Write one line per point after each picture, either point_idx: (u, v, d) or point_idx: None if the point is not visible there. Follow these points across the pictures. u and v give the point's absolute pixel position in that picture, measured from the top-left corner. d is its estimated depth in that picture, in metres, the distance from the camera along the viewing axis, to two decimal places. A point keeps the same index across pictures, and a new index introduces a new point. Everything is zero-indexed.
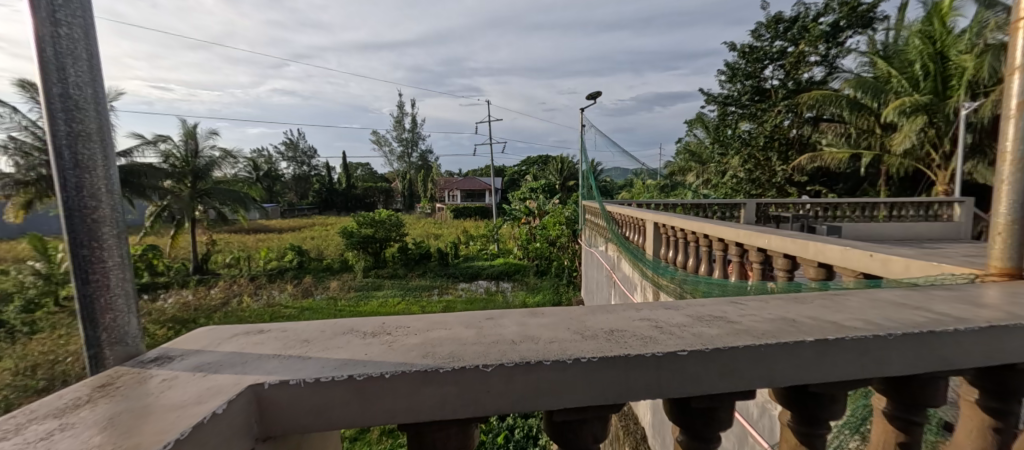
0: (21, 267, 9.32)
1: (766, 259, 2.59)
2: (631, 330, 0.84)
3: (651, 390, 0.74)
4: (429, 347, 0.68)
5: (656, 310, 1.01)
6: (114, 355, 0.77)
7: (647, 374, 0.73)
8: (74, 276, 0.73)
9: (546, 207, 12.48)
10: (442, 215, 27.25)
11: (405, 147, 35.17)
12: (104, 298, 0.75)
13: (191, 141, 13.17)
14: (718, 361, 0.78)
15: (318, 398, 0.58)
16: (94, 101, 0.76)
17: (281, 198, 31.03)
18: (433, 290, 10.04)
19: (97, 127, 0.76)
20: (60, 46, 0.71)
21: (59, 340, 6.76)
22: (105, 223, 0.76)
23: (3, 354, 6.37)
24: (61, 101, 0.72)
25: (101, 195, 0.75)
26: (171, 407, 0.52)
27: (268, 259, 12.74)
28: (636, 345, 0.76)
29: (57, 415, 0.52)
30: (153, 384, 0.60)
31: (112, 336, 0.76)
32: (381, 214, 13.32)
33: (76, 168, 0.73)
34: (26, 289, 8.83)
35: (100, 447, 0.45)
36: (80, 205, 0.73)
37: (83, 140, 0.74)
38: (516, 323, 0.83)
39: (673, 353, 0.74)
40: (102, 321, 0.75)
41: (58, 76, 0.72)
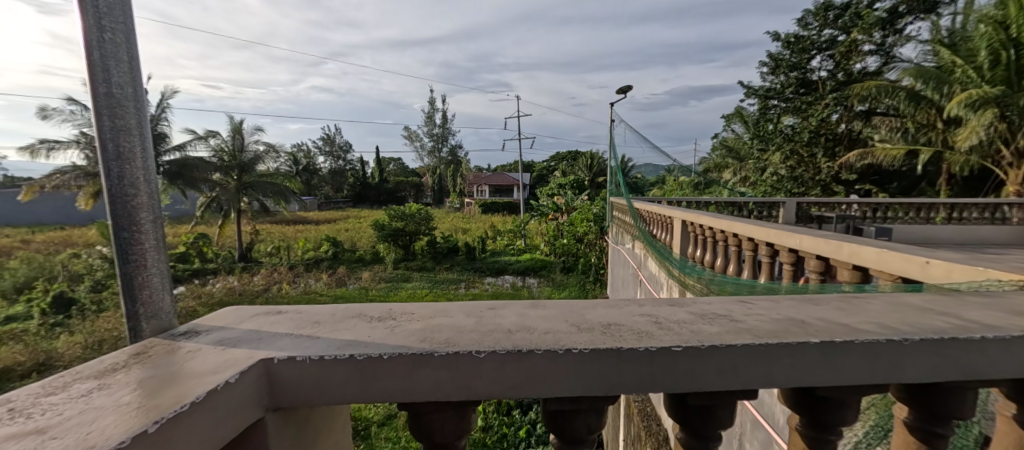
0: (91, 252, 10.12)
1: (798, 260, 2.50)
2: (630, 325, 0.85)
3: (643, 383, 0.76)
4: (428, 333, 0.73)
5: (659, 306, 1.02)
6: (150, 328, 0.85)
7: (640, 370, 0.75)
8: (116, 257, 0.82)
9: (574, 203, 12.37)
10: (471, 209, 27.53)
11: (436, 142, 35.76)
12: (143, 276, 0.84)
13: (238, 137, 13.89)
14: (713, 358, 0.78)
15: (323, 375, 0.63)
16: (134, 99, 0.84)
17: (319, 191, 32.03)
18: (461, 283, 10.16)
19: (137, 122, 0.85)
20: (104, 49, 0.80)
21: (121, 319, 7.31)
22: (144, 210, 0.84)
23: (75, 329, 6.99)
24: (105, 100, 0.81)
25: (140, 184, 0.84)
26: (194, 374, 0.59)
27: (305, 249, 13.29)
28: (631, 339, 0.78)
29: (98, 376, 0.60)
30: (181, 353, 0.67)
31: (149, 310, 0.85)
32: (411, 207, 13.60)
33: (119, 160, 0.82)
34: (95, 272, 9.65)
35: (131, 403, 0.51)
36: (122, 194, 0.82)
37: (124, 135, 0.82)
38: (516, 314, 0.86)
39: (668, 348, 0.76)
40: (141, 296, 0.84)
41: (103, 77, 0.80)
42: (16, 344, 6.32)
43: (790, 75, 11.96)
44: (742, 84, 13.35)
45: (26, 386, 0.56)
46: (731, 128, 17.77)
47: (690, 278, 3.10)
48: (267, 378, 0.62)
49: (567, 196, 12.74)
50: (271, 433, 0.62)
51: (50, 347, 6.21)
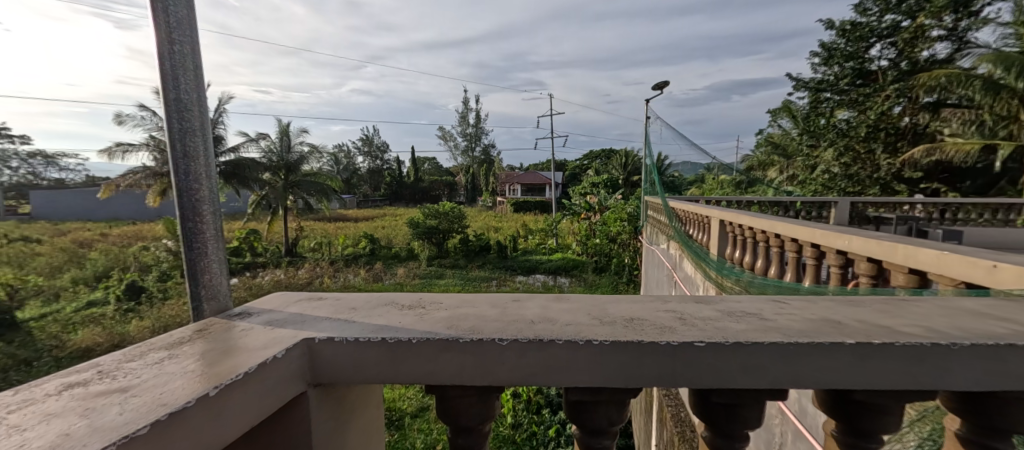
0: (158, 246, 10.93)
1: (847, 262, 2.39)
2: (653, 320, 0.87)
3: (665, 377, 0.76)
4: (455, 321, 0.77)
5: (686, 303, 1.02)
6: (211, 309, 0.94)
7: (662, 363, 0.75)
8: (183, 244, 0.91)
9: (607, 202, 12.23)
10: (503, 208, 27.67)
11: (469, 141, 36.27)
12: (203, 262, 0.93)
13: (285, 138, 14.56)
14: (737, 356, 0.77)
15: (359, 355, 0.69)
16: (198, 104, 0.93)
17: (358, 190, 33.09)
18: (492, 282, 10.23)
19: (201, 124, 0.93)
20: (175, 60, 0.89)
21: (183, 307, 7.85)
22: (205, 203, 0.93)
23: (143, 315, 7.57)
24: (175, 105, 0.90)
25: (202, 179, 0.92)
26: (247, 349, 0.66)
27: (345, 245, 13.79)
28: (653, 333, 0.79)
29: (170, 347, 0.68)
30: (237, 331, 0.75)
31: (209, 293, 0.94)
32: (445, 206, 13.86)
33: (186, 158, 0.91)
34: (161, 263, 10.41)
35: (196, 371, 0.58)
36: (189, 189, 0.91)
37: (190, 136, 0.91)
38: (540, 306, 0.90)
39: (690, 343, 0.76)
40: (202, 280, 0.93)
41: (173, 86, 0.90)
42: (95, 326, 6.90)
43: (846, 66, 11.33)
44: (790, 77, 12.77)
45: (111, 351, 0.64)
46: (779, 123, 17.03)
47: (728, 280, 3.00)
48: (310, 356, 0.68)
49: (600, 195, 12.61)
50: (312, 407, 0.68)
51: (123, 330, 6.75)
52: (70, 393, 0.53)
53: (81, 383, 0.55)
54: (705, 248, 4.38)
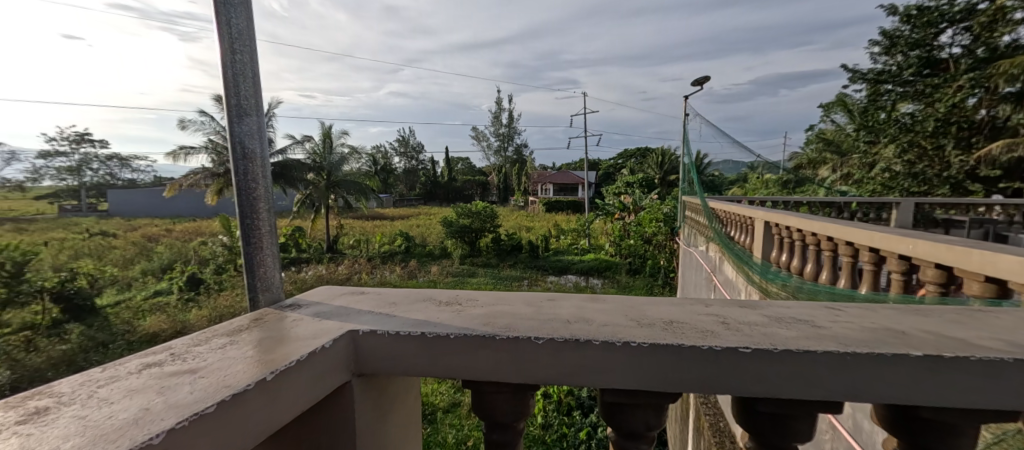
0: (214, 241, 11.63)
1: (911, 268, 2.09)
2: (691, 323, 0.84)
3: (707, 385, 0.71)
4: (491, 318, 0.79)
5: (728, 307, 0.98)
6: (265, 299, 1.01)
7: (702, 369, 0.71)
8: (242, 239, 0.98)
9: (642, 203, 12.00)
10: (536, 208, 27.66)
11: (502, 141, 36.49)
12: (259, 256, 0.99)
13: (327, 140, 15.13)
14: (783, 363, 0.70)
15: (401, 347, 0.72)
16: (256, 110, 1.00)
17: (395, 189, 33.96)
18: (524, 281, 10.25)
19: (258, 128, 1.00)
20: (236, 69, 0.95)
21: (236, 297, 8.30)
22: (261, 201, 0.99)
23: (202, 304, 8.05)
24: (236, 110, 0.97)
25: (258, 180, 0.99)
26: (298, 338, 0.70)
27: (382, 243, 14.17)
28: (693, 336, 0.75)
29: (231, 334, 0.74)
30: (289, 321, 0.80)
31: (264, 285, 1.01)
32: (478, 205, 13.98)
33: (245, 160, 0.98)
34: (217, 257, 11.04)
35: (256, 357, 0.63)
36: (248, 188, 0.98)
37: (248, 139, 0.98)
38: (575, 306, 0.91)
39: (734, 347, 0.70)
40: (258, 272, 1.00)
41: (234, 92, 0.96)
42: (160, 314, 7.41)
43: (911, 54, 10.90)
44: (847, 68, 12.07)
45: (184, 336, 0.71)
46: (833, 118, 16.08)
47: (774, 285, 2.84)
48: (354, 347, 0.73)
49: (635, 195, 12.39)
50: (356, 395, 0.72)
51: (185, 318, 7.23)
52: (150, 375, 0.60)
53: (159, 363, 0.61)
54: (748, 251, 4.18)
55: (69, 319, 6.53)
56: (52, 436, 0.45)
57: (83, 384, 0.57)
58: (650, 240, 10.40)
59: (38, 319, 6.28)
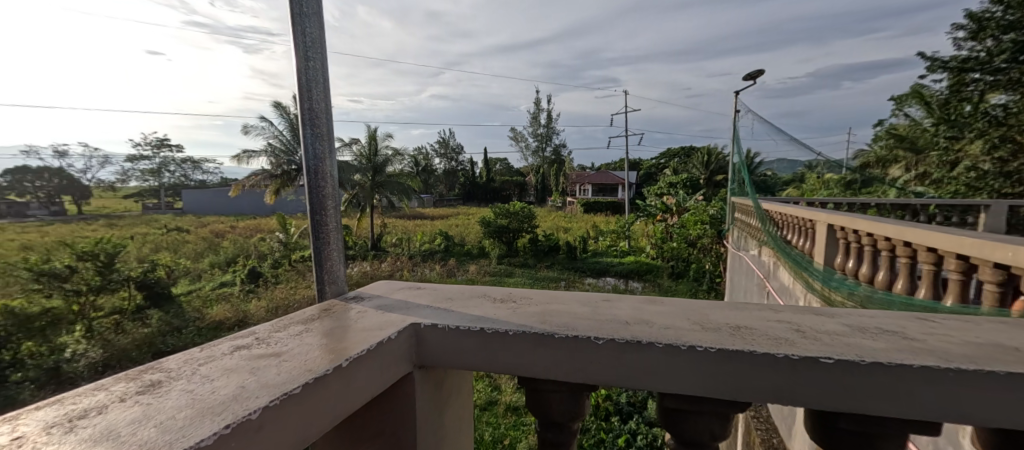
0: (271, 238, 12.30)
1: (1011, 281, 1.75)
2: (761, 329, 0.80)
3: (781, 395, 0.67)
4: (547, 316, 0.80)
5: (800, 314, 0.93)
6: (331, 292, 1.06)
7: (775, 377, 0.67)
8: (311, 234, 1.03)
9: (686, 204, 11.62)
10: (573, 208, 27.40)
11: (540, 142, 36.47)
12: (326, 250, 1.04)
13: (372, 142, 15.63)
14: (871, 378, 0.63)
15: (462, 343, 0.74)
16: (326, 111, 1.04)
17: (434, 190, 34.67)
18: (562, 283, 10.16)
19: (327, 128, 1.05)
20: (309, 72, 1.00)
21: (291, 290, 8.71)
22: (330, 199, 1.04)
23: (264, 294, 8.47)
24: (308, 111, 1.02)
25: (325, 178, 1.04)
26: (364, 328, 0.73)
27: (422, 242, 14.47)
28: (766, 344, 0.71)
29: (306, 322, 0.78)
30: (354, 312, 0.83)
31: (330, 277, 1.06)
32: (515, 205, 14.01)
33: (316, 159, 1.03)
34: (274, 253, 11.62)
35: (330, 345, 0.66)
36: (318, 186, 1.03)
37: (320, 139, 1.03)
38: (631, 307, 0.90)
39: (814, 357, 0.65)
40: (326, 265, 1.05)
41: (308, 93, 1.01)
42: (227, 303, 7.84)
43: None
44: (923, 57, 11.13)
45: (265, 322, 0.77)
46: (905, 112, 14.87)
47: (838, 293, 2.59)
48: (416, 340, 0.75)
49: (678, 196, 12.02)
50: (417, 387, 0.74)
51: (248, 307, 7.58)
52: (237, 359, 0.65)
53: (246, 346, 0.67)
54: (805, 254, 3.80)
55: (149, 305, 7.02)
56: (167, 407, 0.51)
57: (187, 362, 0.63)
58: (694, 244, 10.02)
59: (124, 304, 6.82)
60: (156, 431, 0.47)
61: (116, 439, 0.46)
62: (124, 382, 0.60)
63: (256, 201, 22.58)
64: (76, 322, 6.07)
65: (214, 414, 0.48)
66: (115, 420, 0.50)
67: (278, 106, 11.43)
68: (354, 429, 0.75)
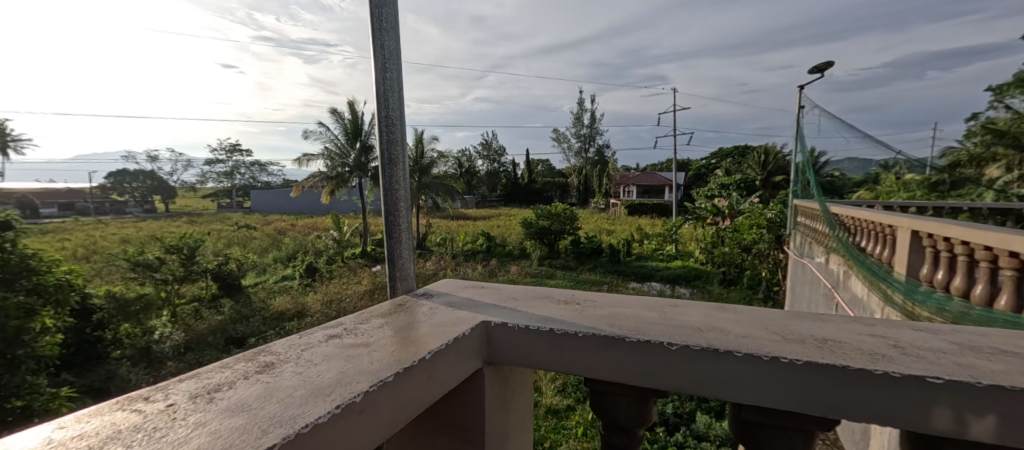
0: (325, 236, 12.92)
1: None
2: (853, 344, 0.75)
3: (876, 415, 0.63)
4: (615, 320, 0.80)
5: (899, 330, 0.86)
6: (402, 287, 1.24)
7: (871, 394, 0.62)
8: (386, 232, 1.21)
9: (740, 206, 11.10)
10: (616, 211, 26.85)
11: (583, 143, 36.10)
12: (399, 248, 1.22)
13: (419, 145, 16.03)
14: (982, 403, 0.57)
15: (532, 342, 0.76)
16: (399, 123, 1.21)
17: (476, 191, 35.09)
18: (605, 286, 9.95)
19: (401, 138, 1.22)
20: (388, 87, 1.17)
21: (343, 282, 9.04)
22: (402, 202, 1.22)
23: (317, 287, 8.84)
24: (387, 123, 1.19)
25: (399, 183, 1.21)
26: (437, 324, 0.77)
27: (465, 242, 14.67)
28: (863, 360, 0.66)
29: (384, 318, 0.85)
30: (427, 310, 0.86)
31: (401, 273, 1.23)
32: (557, 207, 13.94)
33: (392, 165, 1.20)
34: (327, 249, 12.13)
35: (402, 340, 0.71)
36: (392, 189, 1.21)
37: (395, 147, 1.20)
38: (701, 315, 0.88)
39: (919, 376, 0.60)
40: (398, 262, 1.23)
41: (387, 107, 1.18)
42: (287, 294, 8.26)
43: None
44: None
45: (348, 315, 0.88)
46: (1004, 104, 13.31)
47: (926, 309, 2.31)
48: (487, 338, 0.78)
49: (731, 198, 11.51)
50: (486, 384, 0.76)
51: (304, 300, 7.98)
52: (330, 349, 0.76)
53: (336, 337, 0.78)
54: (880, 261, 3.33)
55: (222, 294, 7.55)
56: (288, 384, 0.63)
57: (291, 347, 0.77)
58: (748, 249, 9.48)
59: (201, 292, 7.39)
60: (279, 406, 0.56)
61: (249, 411, 0.57)
62: (243, 362, 0.74)
63: (312, 200, 23.77)
64: (162, 307, 6.64)
65: (323, 397, 0.56)
66: (244, 395, 0.61)
67: (335, 112, 11.96)
68: (428, 422, 0.79)
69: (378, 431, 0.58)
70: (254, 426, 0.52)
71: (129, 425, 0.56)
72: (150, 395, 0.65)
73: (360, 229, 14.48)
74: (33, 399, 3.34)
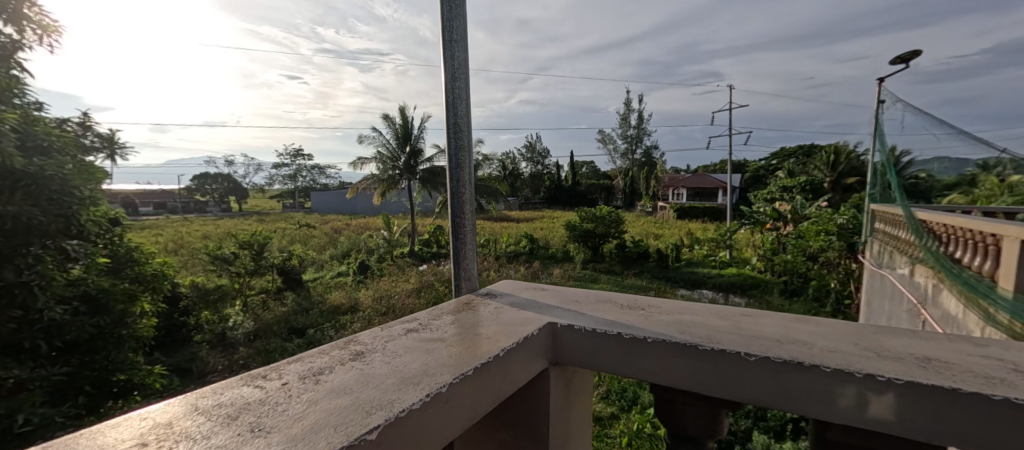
0: (376, 236, 13.43)
1: None
2: (962, 365, 0.77)
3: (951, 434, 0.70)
4: (687, 327, 0.93)
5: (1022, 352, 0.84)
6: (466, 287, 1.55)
7: (935, 408, 0.70)
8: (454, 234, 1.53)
9: (805, 210, 10.34)
10: (665, 214, 25.97)
11: (630, 143, 35.27)
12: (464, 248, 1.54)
13: None
14: None
15: (609, 344, 0.93)
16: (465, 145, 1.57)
17: (520, 193, 35.13)
18: (652, 291, 9.68)
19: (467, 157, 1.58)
20: (457, 113, 1.54)
21: (395, 280, 9.33)
22: (466, 208, 1.57)
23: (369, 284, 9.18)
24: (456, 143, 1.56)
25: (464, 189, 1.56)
26: (500, 324, 1.02)
27: (508, 243, 14.73)
28: (977, 385, 0.70)
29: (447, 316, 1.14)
30: (495, 314, 1.08)
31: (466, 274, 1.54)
32: (603, 210, 13.72)
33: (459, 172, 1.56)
34: (378, 248, 12.63)
35: (465, 340, 0.97)
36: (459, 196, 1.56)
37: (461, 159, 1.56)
38: (778, 325, 0.96)
39: (987, 395, 0.67)
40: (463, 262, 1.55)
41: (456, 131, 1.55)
42: (342, 289, 8.60)
43: None
44: None
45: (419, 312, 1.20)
46: None
47: None
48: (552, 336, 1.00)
49: (795, 202, 10.77)
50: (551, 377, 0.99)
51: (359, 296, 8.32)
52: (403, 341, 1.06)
53: (412, 331, 1.08)
54: (981, 275, 2.90)
55: (286, 288, 8.03)
56: (376, 368, 0.90)
57: (377, 339, 1.06)
58: (815, 258, 8.78)
59: (268, 285, 7.92)
60: (376, 392, 0.78)
61: (351, 392, 0.80)
62: (339, 349, 1.03)
63: (365, 201, 24.75)
64: (235, 297, 7.20)
65: (412, 386, 0.77)
66: (344, 379, 0.86)
67: (387, 117, 12.38)
68: (493, 417, 1.03)
69: (459, 422, 0.78)
70: (358, 407, 0.73)
71: (256, 398, 0.82)
72: (265, 374, 0.94)
73: (409, 230, 14.91)
74: (132, 375, 3.61)
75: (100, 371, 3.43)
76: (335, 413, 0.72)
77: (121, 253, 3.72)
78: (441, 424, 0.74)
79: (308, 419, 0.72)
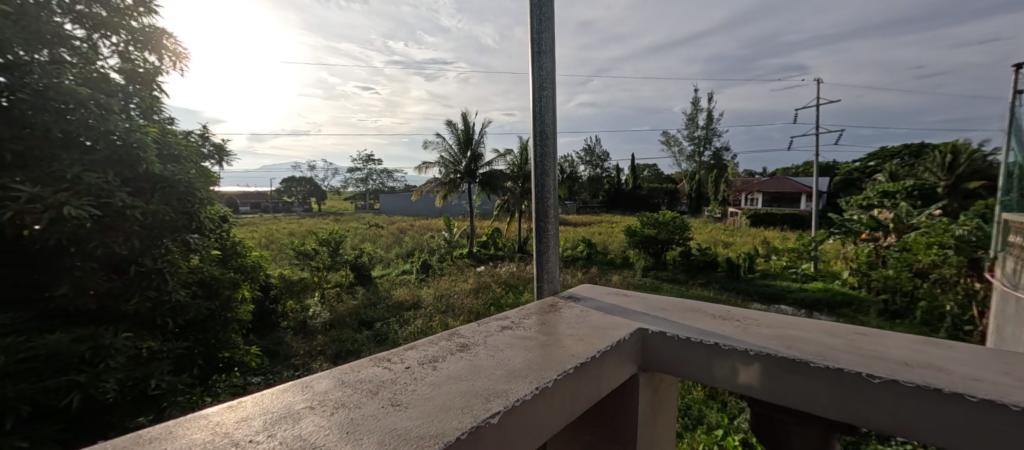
0: (438, 237, 13.86)
1: None
2: None
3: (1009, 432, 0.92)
4: (798, 345, 1.21)
5: None
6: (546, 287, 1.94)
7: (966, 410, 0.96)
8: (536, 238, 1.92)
9: (911, 219, 8.97)
10: (736, 220, 24.35)
11: (697, 145, 33.49)
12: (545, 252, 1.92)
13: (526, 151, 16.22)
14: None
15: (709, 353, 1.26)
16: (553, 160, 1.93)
17: (578, 197, 34.54)
18: (722, 301, 9.10)
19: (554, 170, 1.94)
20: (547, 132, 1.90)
21: (456, 280, 9.51)
22: (550, 220, 1.94)
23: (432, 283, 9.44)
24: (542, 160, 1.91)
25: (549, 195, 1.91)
26: (582, 333, 1.39)
27: (565, 248, 14.58)
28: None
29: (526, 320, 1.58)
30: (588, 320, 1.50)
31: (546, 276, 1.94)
32: (666, 215, 13.19)
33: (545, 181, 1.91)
34: (440, 249, 13.03)
35: (553, 344, 1.34)
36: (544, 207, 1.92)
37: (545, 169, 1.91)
38: (897, 350, 1.18)
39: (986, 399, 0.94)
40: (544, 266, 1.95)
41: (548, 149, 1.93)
42: (407, 287, 8.91)
43: None
44: None
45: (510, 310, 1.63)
46: None
47: None
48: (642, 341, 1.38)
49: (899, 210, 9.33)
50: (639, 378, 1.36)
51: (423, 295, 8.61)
52: (500, 335, 1.46)
53: (506, 330, 1.49)
54: None
55: (357, 283, 8.49)
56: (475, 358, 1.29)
57: (473, 336, 1.46)
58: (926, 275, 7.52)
59: (342, 279, 8.48)
60: (488, 381, 1.11)
61: (470, 379, 1.15)
62: (444, 340, 1.44)
63: (428, 203, 25.52)
64: (315, 289, 7.77)
65: (520, 379, 1.09)
66: (456, 367, 1.23)
67: (451, 122, 12.66)
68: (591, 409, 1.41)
69: (555, 418, 1.08)
70: (477, 393, 1.05)
71: (389, 377, 1.20)
72: (390, 358, 1.34)
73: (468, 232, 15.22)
74: (234, 353, 3.91)
75: (210, 348, 3.72)
76: (456, 396, 1.05)
77: (228, 246, 4.13)
78: (542, 412, 1.05)
79: (433, 399, 1.05)
